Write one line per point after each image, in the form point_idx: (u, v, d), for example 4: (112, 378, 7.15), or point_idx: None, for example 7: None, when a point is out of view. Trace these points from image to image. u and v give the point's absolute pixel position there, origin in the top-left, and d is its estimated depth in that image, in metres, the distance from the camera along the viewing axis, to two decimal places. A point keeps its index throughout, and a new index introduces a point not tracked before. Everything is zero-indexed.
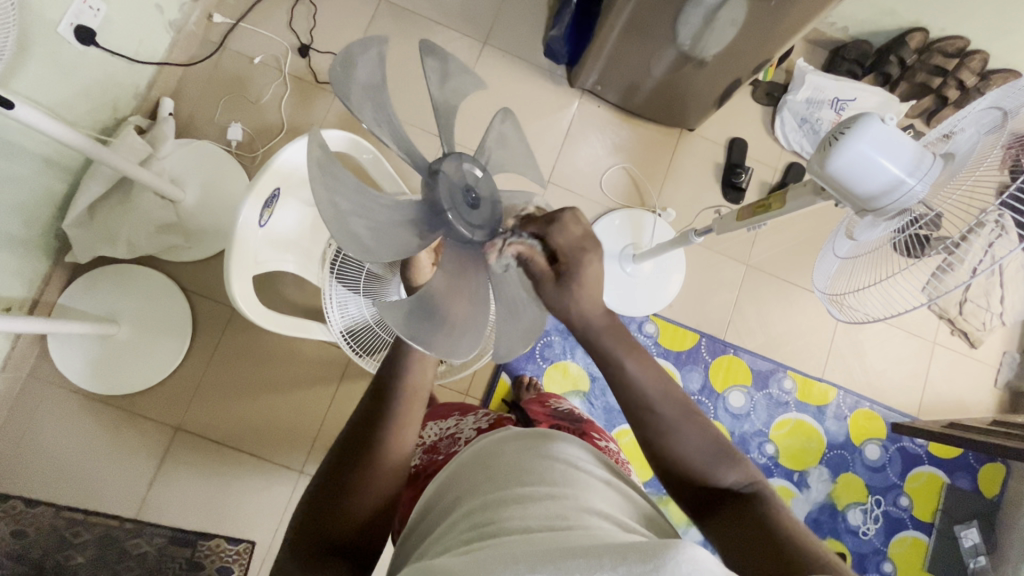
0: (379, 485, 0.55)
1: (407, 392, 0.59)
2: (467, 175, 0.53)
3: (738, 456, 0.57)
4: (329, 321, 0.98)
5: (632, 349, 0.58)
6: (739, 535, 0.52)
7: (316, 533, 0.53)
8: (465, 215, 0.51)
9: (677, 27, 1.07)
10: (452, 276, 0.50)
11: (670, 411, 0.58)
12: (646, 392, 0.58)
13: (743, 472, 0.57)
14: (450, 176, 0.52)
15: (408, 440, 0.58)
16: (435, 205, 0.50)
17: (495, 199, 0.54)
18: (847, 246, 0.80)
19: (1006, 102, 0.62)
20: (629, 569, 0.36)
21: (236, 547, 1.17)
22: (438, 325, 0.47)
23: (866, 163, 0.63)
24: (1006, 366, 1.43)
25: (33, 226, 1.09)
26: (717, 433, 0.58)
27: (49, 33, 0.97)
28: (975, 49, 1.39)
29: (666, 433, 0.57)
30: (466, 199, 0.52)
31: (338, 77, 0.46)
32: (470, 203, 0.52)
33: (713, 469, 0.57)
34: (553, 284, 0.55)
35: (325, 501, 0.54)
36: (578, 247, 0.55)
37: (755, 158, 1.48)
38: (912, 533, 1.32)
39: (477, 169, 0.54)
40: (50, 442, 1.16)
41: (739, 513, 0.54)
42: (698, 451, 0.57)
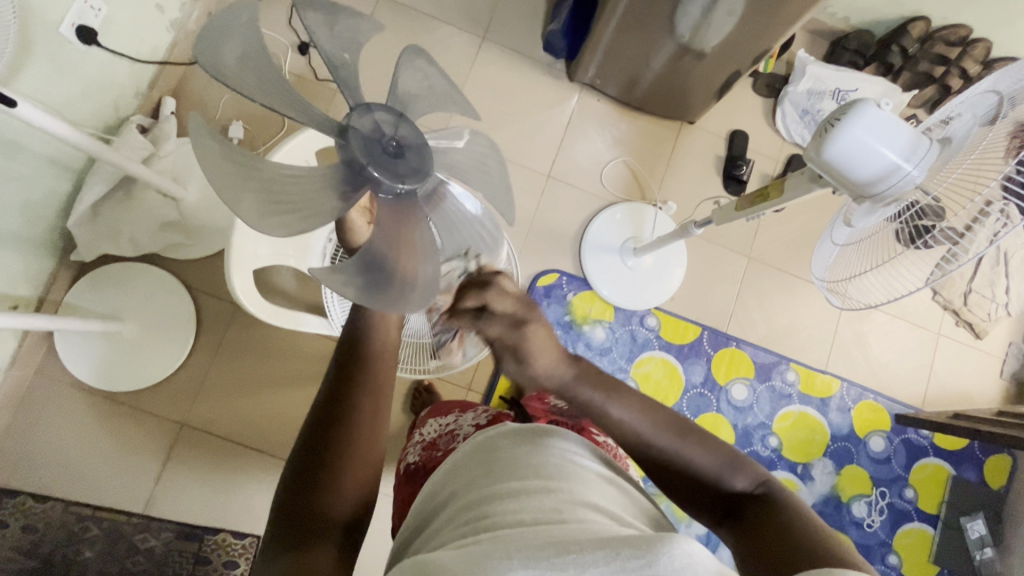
0: (358, 460, 0.55)
1: (375, 357, 0.61)
2: (382, 127, 0.55)
3: (744, 460, 0.56)
4: (331, 315, 1.01)
5: (612, 394, 0.57)
6: (753, 537, 0.51)
7: (298, 514, 0.52)
8: (387, 167, 0.53)
9: (674, 18, 1.06)
10: (388, 232, 0.54)
11: (666, 438, 0.56)
12: (636, 432, 0.56)
13: (751, 475, 0.56)
14: (363, 131, 0.54)
15: (385, 409, 0.59)
16: (354, 162, 0.53)
17: (422, 145, 0.56)
18: (844, 233, 0.79)
19: (1004, 86, 0.62)
20: (623, 564, 0.37)
21: (242, 541, 1.18)
22: (387, 280, 0.54)
23: (863, 148, 0.62)
24: (1012, 357, 1.42)
25: (38, 224, 1.10)
26: (721, 442, 0.57)
27: (50, 33, 0.98)
28: (978, 37, 1.38)
29: (667, 452, 0.56)
30: (387, 149, 0.54)
31: (207, 48, 0.49)
32: (392, 154, 0.54)
33: (722, 477, 0.56)
34: (513, 361, 0.56)
35: (305, 482, 0.53)
36: (514, 326, 0.55)
37: (756, 150, 1.47)
38: (918, 525, 1.31)
39: (389, 116, 0.55)
40: (56, 438, 1.18)
41: (754, 516, 0.53)
42: (705, 463, 0.56)
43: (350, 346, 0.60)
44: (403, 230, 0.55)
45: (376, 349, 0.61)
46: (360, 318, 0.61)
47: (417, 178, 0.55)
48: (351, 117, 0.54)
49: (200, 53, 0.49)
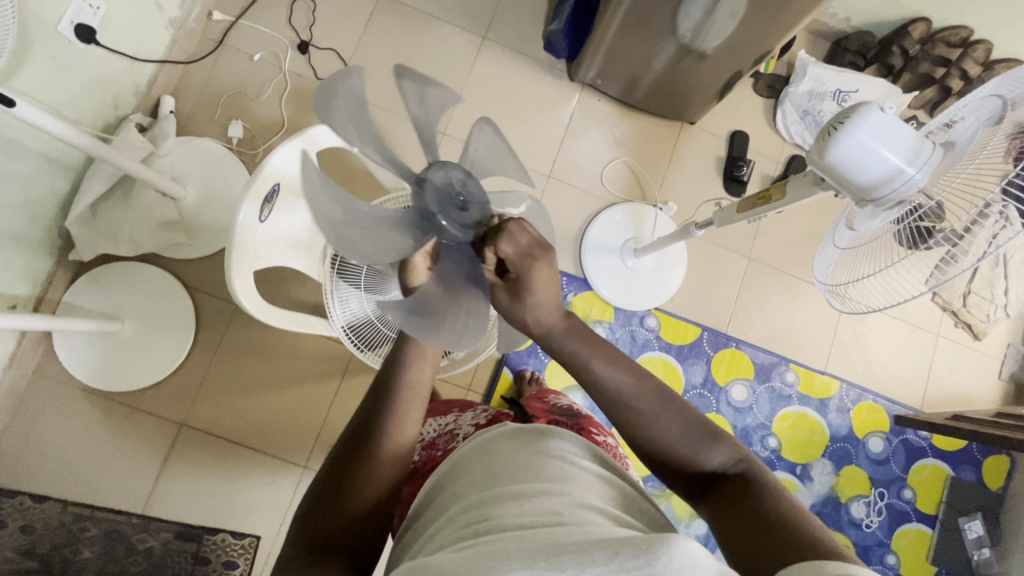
0: (377, 489, 0.56)
1: (407, 389, 0.60)
2: (453, 180, 0.58)
3: (722, 434, 0.56)
4: (331, 317, 1.00)
5: (599, 350, 0.57)
6: (727, 517, 0.51)
7: (313, 532, 0.53)
8: (454, 217, 0.57)
9: (676, 19, 1.06)
10: (446, 285, 0.58)
11: (646, 403, 0.56)
12: (617, 389, 0.57)
13: (729, 449, 0.55)
14: (439, 183, 0.57)
15: (408, 443, 0.59)
16: (426, 211, 0.57)
17: (484, 200, 0.59)
18: (847, 236, 0.79)
19: (1007, 90, 0.62)
20: (622, 563, 0.36)
21: (241, 542, 1.18)
22: (435, 328, 0.58)
23: (866, 152, 0.62)
24: (1011, 358, 1.42)
25: (36, 223, 1.10)
26: (697, 413, 0.57)
27: (49, 31, 0.97)
28: (979, 38, 1.38)
29: (640, 421, 0.56)
30: (455, 202, 0.57)
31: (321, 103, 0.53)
32: (459, 207, 0.57)
33: (699, 451, 0.55)
34: (505, 292, 0.56)
35: (322, 503, 0.54)
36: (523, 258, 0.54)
37: (757, 151, 1.47)
38: (916, 525, 1.32)
39: (462, 174, 0.59)
40: (55, 438, 1.17)
41: (729, 494, 0.53)
42: (680, 433, 0.56)
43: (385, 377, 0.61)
44: (460, 290, 0.58)
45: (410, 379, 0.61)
46: (399, 351, 0.62)
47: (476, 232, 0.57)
48: (429, 170, 0.58)
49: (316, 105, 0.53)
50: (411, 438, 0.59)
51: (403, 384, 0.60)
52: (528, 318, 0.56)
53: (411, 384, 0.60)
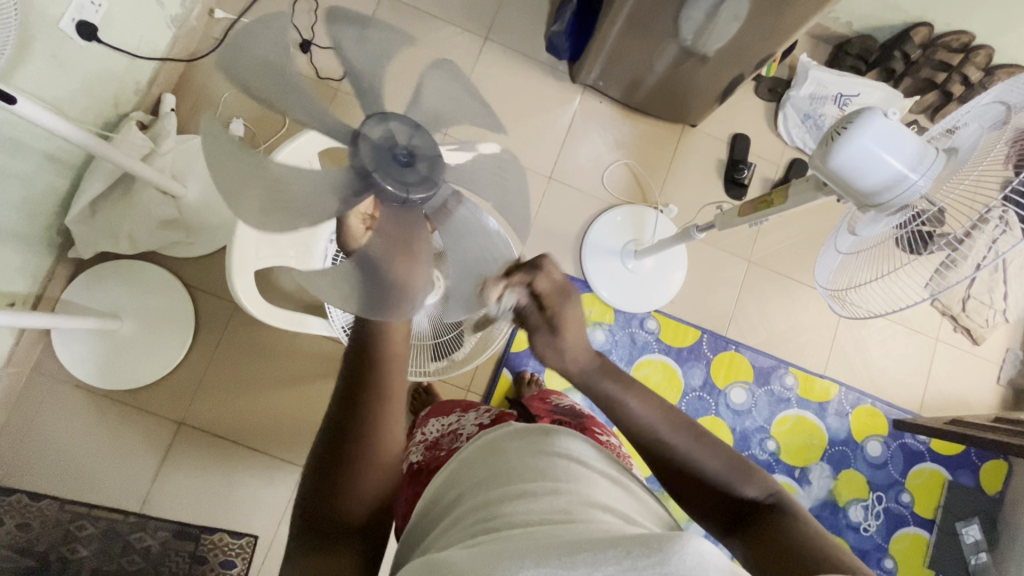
0: (379, 467, 0.56)
1: (391, 363, 0.59)
2: (393, 135, 0.57)
3: (755, 471, 0.58)
4: (331, 316, 1.00)
5: (630, 388, 0.60)
6: (759, 547, 0.52)
7: (320, 522, 0.54)
8: (395, 173, 0.56)
9: (678, 21, 1.06)
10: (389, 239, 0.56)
11: (680, 439, 0.58)
12: (649, 423, 0.59)
13: (761, 486, 0.57)
14: (374, 139, 0.57)
15: (401, 416, 0.59)
16: (363, 170, 0.56)
17: (432, 155, 0.57)
18: (848, 241, 0.80)
19: (1011, 96, 0.62)
20: (634, 563, 0.36)
21: (239, 541, 1.17)
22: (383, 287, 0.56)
23: (868, 158, 0.62)
24: (1009, 363, 1.42)
25: (36, 220, 1.09)
26: (731, 450, 0.59)
27: (51, 28, 0.97)
28: (980, 44, 1.38)
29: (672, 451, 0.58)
30: (397, 157, 0.56)
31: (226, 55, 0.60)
32: (402, 163, 0.56)
33: (731, 485, 0.57)
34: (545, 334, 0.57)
35: (326, 489, 0.55)
36: (561, 292, 0.56)
37: (757, 154, 1.47)
38: (914, 529, 1.32)
39: (388, 122, 0.57)
40: (52, 435, 1.17)
41: (761, 526, 0.54)
42: (723, 467, 0.57)
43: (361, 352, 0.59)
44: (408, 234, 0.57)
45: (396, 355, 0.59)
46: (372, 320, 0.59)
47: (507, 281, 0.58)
48: (366, 122, 0.57)
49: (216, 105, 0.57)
50: (402, 408, 0.59)
51: (384, 359, 0.58)
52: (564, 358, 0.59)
53: (392, 356, 0.59)
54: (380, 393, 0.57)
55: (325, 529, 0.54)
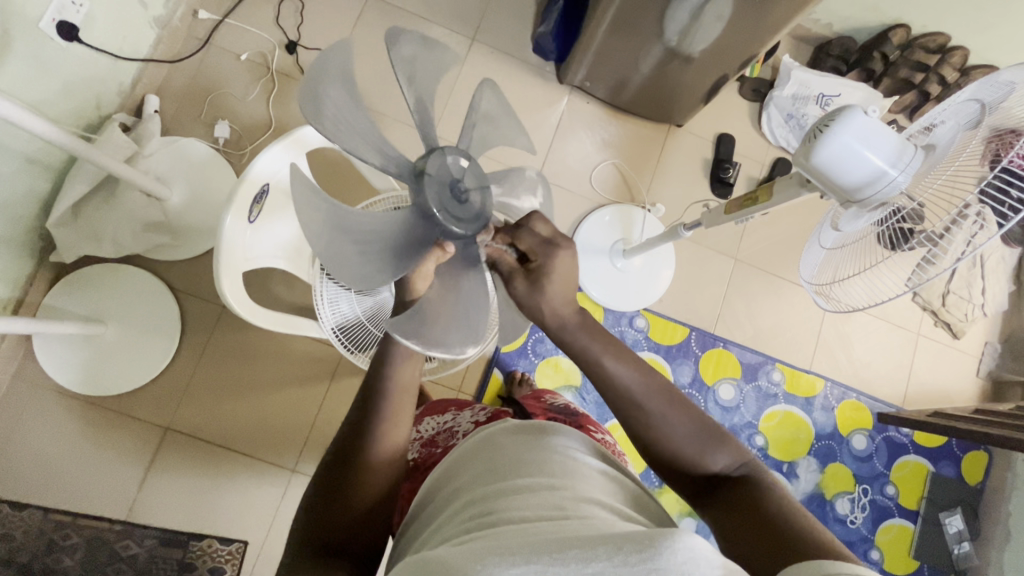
0: (378, 482, 0.56)
1: (397, 393, 0.59)
2: (453, 169, 0.58)
3: (727, 437, 0.58)
4: (321, 318, 0.99)
5: (610, 348, 0.60)
6: (735, 520, 0.52)
7: (315, 539, 0.53)
8: (453, 212, 0.57)
9: (663, 23, 1.07)
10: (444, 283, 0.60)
11: (656, 404, 0.58)
12: (633, 391, 0.58)
13: (733, 453, 0.57)
14: (436, 174, 0.57)
15: (400, 442, 0.59)
16: (424, 210, 0.56)
17: (483, 188, 0.59)
18: (832, 237, 0.81)
19: (985, 95, 0.63)
20: (625, 558, 0.37)
21: (228, 547, 1.15)
22: (430, 329, 0.59)
23: (849, 154, 0.64)
24: (988, 356, 1.46)
25: (16, 225, 1.07)
26: (704, 416, 0.58)
27: (31, 28, 0.95)
28: (956, 45, 1.41)
29: (651, 423, 0.58)
30: (455, 196, 0.57)
31: (305, 98, 0.50)
32: (458, 199, 0.57)
33: (705, 454, 0.57)
34: (524, 279, 0.59)
35: (319, 508, 0.55)
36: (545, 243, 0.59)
37: (742, 153, 1.49)
38: (898, 521, 1.34)
39: (464, 160, 0.59)
40: (32, 444, 1.15)
41: (734, 497, 0.54)
42: (688, 435, 0.57)
43: (373, 377, 0.60)
44: (469, 288, 0.61)
45: (399, 380, 0.60)
46: (387, 350, 0.60)
47: (480, 224, 0.58)
48: (428, 159, 0.57)
49: (303, 100, 0.49)
50: (405, 434, 0.60)
51: (391, 388, 0.59)
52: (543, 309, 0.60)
53: (401, 384, 0.60)
54: (386, 422, 0.58)
55: (319, 545, 0.53)
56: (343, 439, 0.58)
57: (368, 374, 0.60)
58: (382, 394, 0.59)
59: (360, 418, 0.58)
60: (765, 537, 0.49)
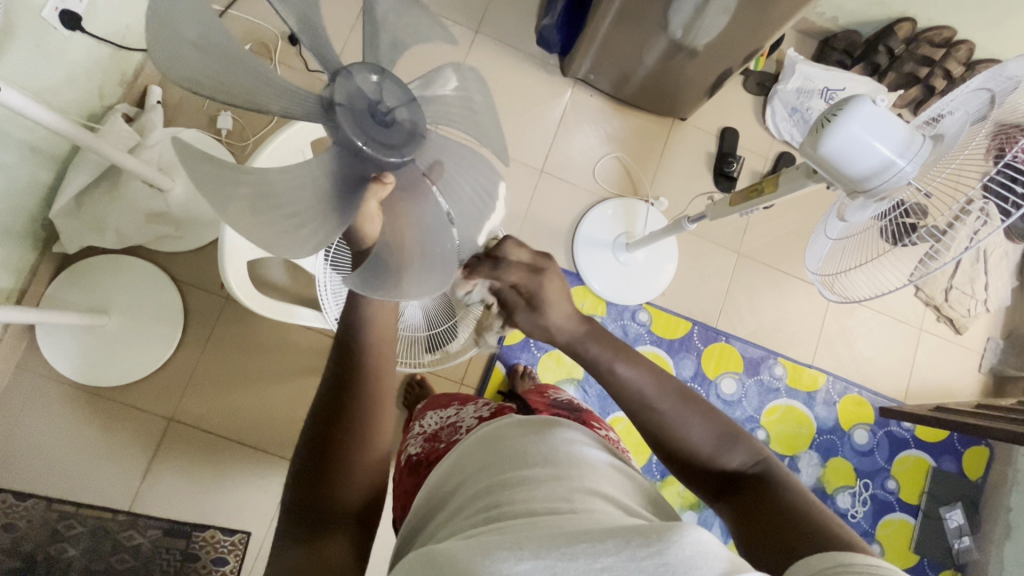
0: (370, 445, 0.56)
1: (373, 348, 0.59)
2: (367, 90, 0.47)
3: (741, 435, 0.57)
4: (324, 308, 0.99)
5: (620, 353, 0.61)
6: (751, 516, 0.52)
7: (309, 509, 0.53)
8: (382, 140, 0.47)
9: (669, 15, 1.07)
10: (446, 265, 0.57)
11: (668, 404, 0.58)
12: (642, 394, 0.59)
13: (749, 450, 0.57)
14: (347, 100, 0.47)
15: (388, 401, 0.59)
16: (349, 145, 0.47)
17: (410, 108, 0.49)
18: (838, 228, 0.81)
19: (994, 84, 0.63)
20: (634, 552, 0.37)
21: (231, 538, 1.17)
22: (390, 277, 0.50)
23: (856, 143, 0.63)
24: (990, 352, 1.46)
25: (19, 214, 1.07)
26: (719, 414, 0.58)
27: (34, 16, 0.95)
28: (962, 39, 1.41)
29: (664, 426, 0.58)
30: (378, 118, 0.47)
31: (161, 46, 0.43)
32: (382, 123, 0.47)
33: (721, 453, 0.57)
34: (525, 308, 0.62)
35: (311, 478, 0.54)
36: (531, 272, 0.62)
37: (746, 148, 1.49)
38: (899, 515, 1.35)
39: (376, 75, 0.48)
40: (34, 435, 1.15)
41: (752, 494, 0.54)
42: (703, 436, 0.57)
43: (347, 337, 0.59)
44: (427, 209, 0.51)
45: (374, 338, 0.59)
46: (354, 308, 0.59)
47: (411, 148, 0.48)
48: (334, 86, 0.47)
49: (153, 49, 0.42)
50: (391, 393, 0.59)
51: (368, 346, 0.58)
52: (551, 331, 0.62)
53: (376, 341, 0.59)
54: (369, 381, 0.58)
55: (313, 516, 0.53)
56: (325, 405, 0.57)
57: (339, 336, 0.59)
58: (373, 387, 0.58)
59: (342, 381, 0.58)
60: (781, 534, 0.49)
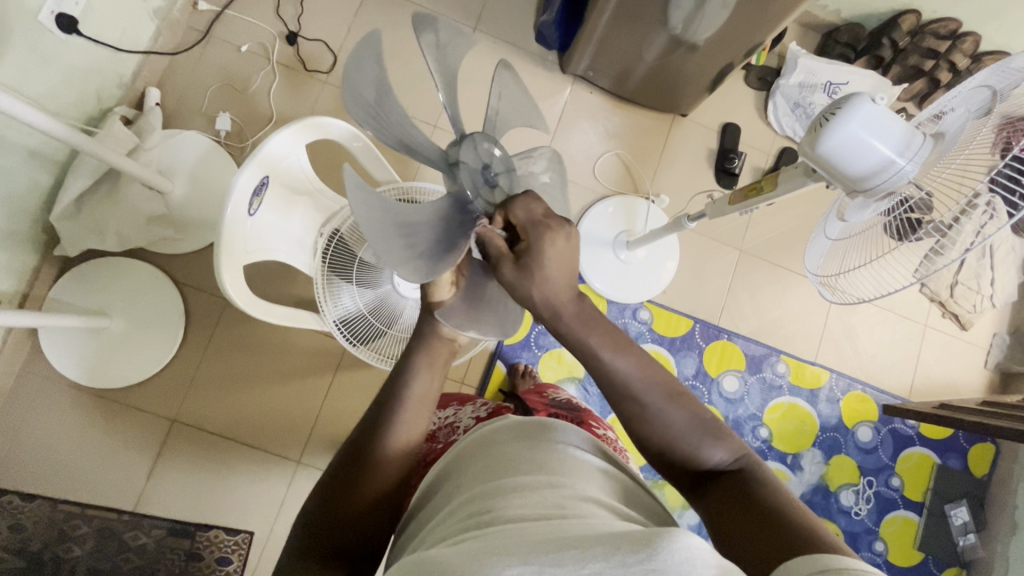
0: (379, 487, 0.56)
1: (414, 401, 0.60)
2: (484, 155, 0.61)
3: (726, 433, 0.57)
4: (323, 311, 0.98)
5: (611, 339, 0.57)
6: (730, 518, 0.52)
7: (315, 537, 0.54)
8: (480, 189, 0.60)
9: (668, 11, 1.05)
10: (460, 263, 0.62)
11: (654, 398, 0.56)
12: (628, 381, 0.56)
13: (731, 448, 0.56)
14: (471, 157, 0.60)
15: (410, 451, 0.59)
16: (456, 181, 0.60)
17: (510, 180, 0.63)
18: (838, 227, 0.80)
19: (997, 81, 0.62)
20: (623, 559, 0.36)
21: (234, 538, 1.16)
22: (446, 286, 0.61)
23: (855, 143, 0.63)
24: (996, 348, 1.44)
25: (20, 218, 1.08)
26: (702, 410, 0.57)
27: (30, 20, 0.94)
28: (968, 31, 1.39)
29: (644, 418, 0.57)
30: (485, 177, 0.61)
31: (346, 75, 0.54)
32: (489, 182, 0.61)
33: (702, 448, 0.56)
34: (513, 265, 0.56)
35: (324, 508, 0.55)
36: (537, 223, 0.57)
37: (748, 143, 1.47)
38: (903, 512, 1.34)
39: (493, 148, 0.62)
40: (39, 436, 1.16)
41: (733, 491, 0.54)
42: (686, 428, 0.56)
43: (391, 385, 0.60)
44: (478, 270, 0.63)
45: (416, 390, 0.60)
46: (407, 363, 0.61)
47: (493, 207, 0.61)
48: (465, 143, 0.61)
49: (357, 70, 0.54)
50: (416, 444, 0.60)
51: (408, 397, 0.60)
52: (535, 290, 0.56)
53: (418, 394, 0.60)
54: (397, 429, 0.58)
55: (318, 545, 0.54)
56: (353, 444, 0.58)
57: (385, 385, 0.61)
58: (401, 403, 0.60)
59: (374, 425, 0.58)
60: (761, 533, 0.48)
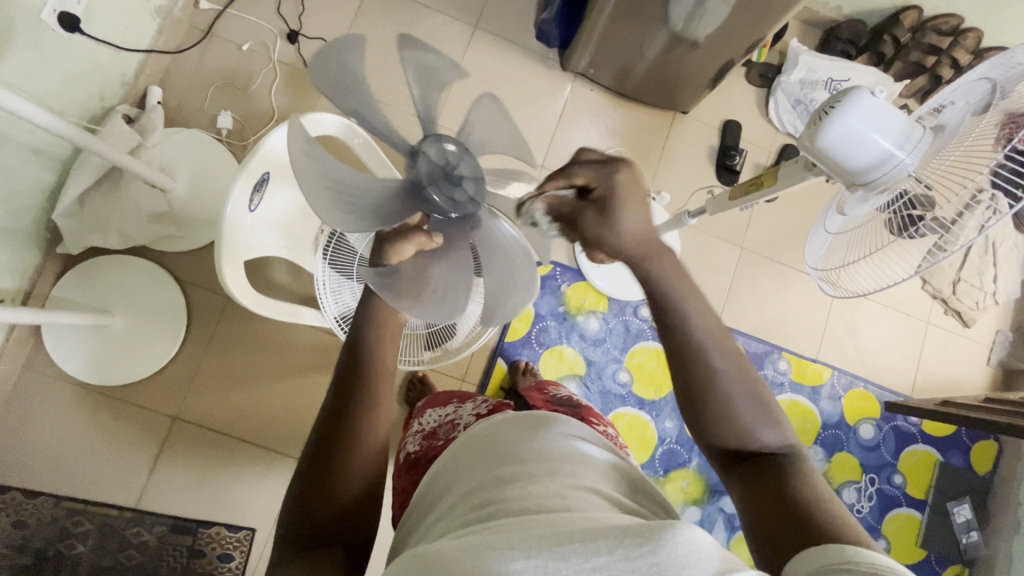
0: (361, 468, 0.56)
1: (376, 374, 0.60)
2: (447, 155, 0.61)
3: (779, 418, 0.55)
4: (323, 306, 0.99)
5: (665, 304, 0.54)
6: (768, 502, 0.50)
7: (304, 524, 0.53)
8: (442, 190, 0.61)
9: (669, 7, 1.06)
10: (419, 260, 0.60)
11: (732, 383, 0.54)
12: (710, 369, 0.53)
13: (781, 435, 0.54)
14: (432, 156, 0.61)
15: (387, 426, 0.59)
16: (417, 183, 0.60)
17: (477, 180, 0.63)
18: (837, 222, 0.79)
19: (997, 74, 0.62)
20: (626, 552, 0.37)
21: (236, 534, 1.17)
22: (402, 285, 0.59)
23: (856, 138, 0.63)
24: (999, 345, 1.43)
25: (23, 217, 1.08)
26: (762, 390, 0.55)
27: (33, 19, 0.95)
28: (970, 27, 1.38)
29: (720, 396, 0.53)
30: (447, 177, 0.61)
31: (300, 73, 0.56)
32: (452, 182, 0.61)
33: (757, 428, 0.54)
34: (593, 213, 0.54)
35: (307, 494, 0.54)
36: (601, 167, 0.54)
37: (749, 140, 1.47)
38: (906, 509, 1.34)
39: (455, 148, 0.62)
40: (41, 434, 1.16)
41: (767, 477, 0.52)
42: (746, 411, 0.54)
43: (352, 358, 0.60)
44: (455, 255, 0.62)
45: (378, 362, 0.61)
46: (363, 334, 0.61)
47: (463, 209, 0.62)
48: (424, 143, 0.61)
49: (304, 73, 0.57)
50: (390, 415, 0.60)
51: (372, 370, 0.60)
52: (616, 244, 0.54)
53: (379, 366, 0.60)
54: (367, 405, 0.58)
55: (305, 532, 0.53)
56: (325, 424, 0.58)
57: (344, 358, 0.61)
58: (368, 379, 0.59)
59: (344, 403, 0.58)
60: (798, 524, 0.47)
